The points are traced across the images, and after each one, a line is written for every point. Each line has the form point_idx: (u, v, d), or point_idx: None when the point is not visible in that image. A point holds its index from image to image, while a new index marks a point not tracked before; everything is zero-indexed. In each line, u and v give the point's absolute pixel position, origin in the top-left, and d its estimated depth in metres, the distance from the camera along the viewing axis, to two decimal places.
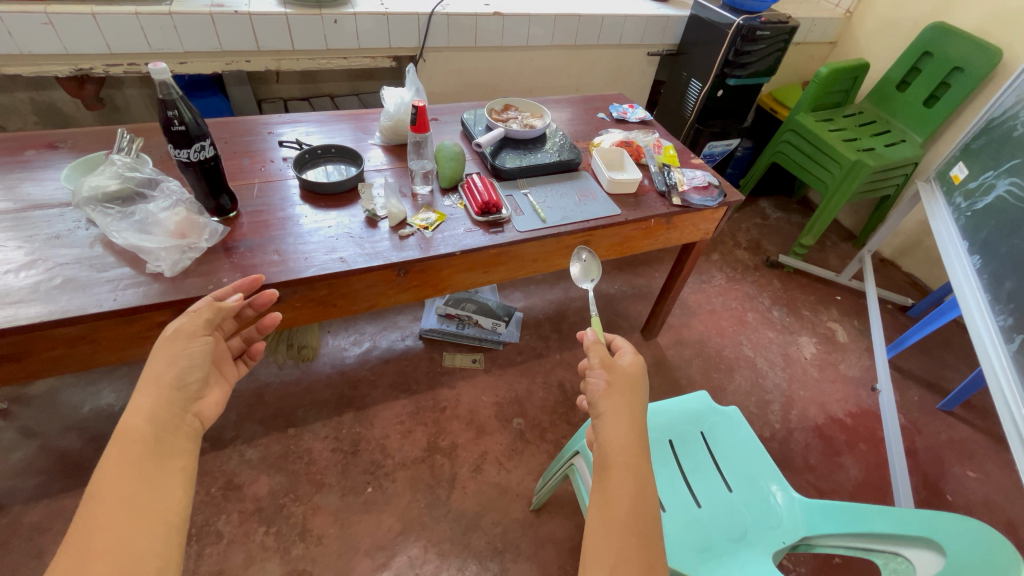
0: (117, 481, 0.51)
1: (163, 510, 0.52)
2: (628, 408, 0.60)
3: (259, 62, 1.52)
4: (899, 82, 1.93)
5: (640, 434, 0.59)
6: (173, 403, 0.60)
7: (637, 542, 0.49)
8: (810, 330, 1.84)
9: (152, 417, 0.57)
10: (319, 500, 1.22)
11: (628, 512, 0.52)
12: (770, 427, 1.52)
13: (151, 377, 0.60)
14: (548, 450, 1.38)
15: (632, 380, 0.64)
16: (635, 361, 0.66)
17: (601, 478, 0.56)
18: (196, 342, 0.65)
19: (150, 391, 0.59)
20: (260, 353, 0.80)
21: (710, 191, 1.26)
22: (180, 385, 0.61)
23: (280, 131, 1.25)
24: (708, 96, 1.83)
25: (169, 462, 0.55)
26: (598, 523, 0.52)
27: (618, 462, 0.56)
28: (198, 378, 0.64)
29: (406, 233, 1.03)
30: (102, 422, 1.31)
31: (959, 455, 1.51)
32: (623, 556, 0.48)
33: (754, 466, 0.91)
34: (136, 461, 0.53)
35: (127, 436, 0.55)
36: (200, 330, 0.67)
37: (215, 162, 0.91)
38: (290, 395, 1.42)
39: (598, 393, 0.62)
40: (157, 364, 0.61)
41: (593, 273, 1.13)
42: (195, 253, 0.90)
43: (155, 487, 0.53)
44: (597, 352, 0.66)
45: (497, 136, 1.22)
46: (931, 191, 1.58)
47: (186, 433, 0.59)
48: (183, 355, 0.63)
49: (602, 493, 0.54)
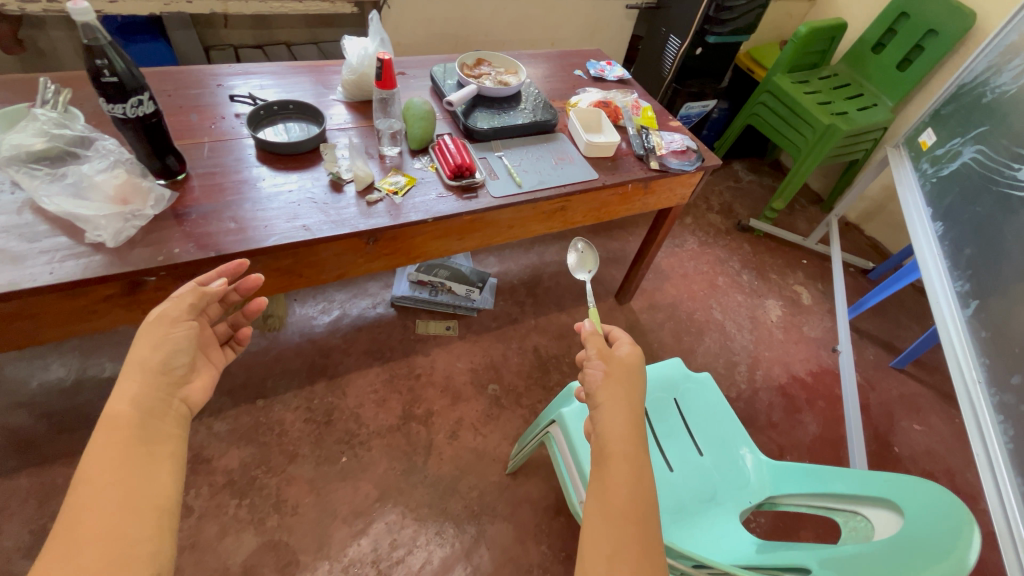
0: (105, 468, 0.51)
1: (153, 495, 0.51)
2: (625, 398, 0.63)
3: (204, 4, 1.35)
4: (874, 44, 1.91)
5: (636, 424, 0.62)
6: (157, 388, 0.58)
7: (634, 530, 0.52)
8: (777, 292, 1.89)
9: (138, 404, 0.56)
10: (294, 470, 1.20)
11: (626, 504, 0.54)
12: (737, 387, 1.58)
13: (134, 361, 0.58)
14: (523, 415, 1.40)
15: (629, 369, 0.67)
16: (632, 352, 0.70)
17: (599, 468, 0.58)
18: (180, 326, 0.62)
19: (133, 376, 0.57)
20: (248, 338, 0.77)
21: (688, 155, 1.23)
22: (166, 370, 0.60)
23: (231, 83, 1.14)
24: (687, 54, 1.78)
25: (157, 447, 0.55)
26: (595, 511, 0.54)
27: (616, 451, 0.58)
28: (184, 362, 0.62)
29: (373, 198, 0.97)
30: (54, 397, 1.24)
31: (907, 410, 1.61)
32: (619, 546, 0.51)
33: (725, 429, 0.93)
34: (125, 447, 0.53)
35: (113, 423, 0.54)
36: (183, 315, 0.64)
37: (157, 120, 0.82)
38: (257, 365, 1.37)
39: (597, 383, 0.65)
40: (141, 348, 0.59)
41: (590, 264, 1.10)
42: (141, 221, 0.82)
43: (144, 474, 0.52)
44: (595, 344, 0.68)
45: (469, 93, 1.15)
46: (899, 157, 1.60)
47: (172, 419, 0.59)
48: (167, 340, 0.61)
49: (600, 483, 0.57)
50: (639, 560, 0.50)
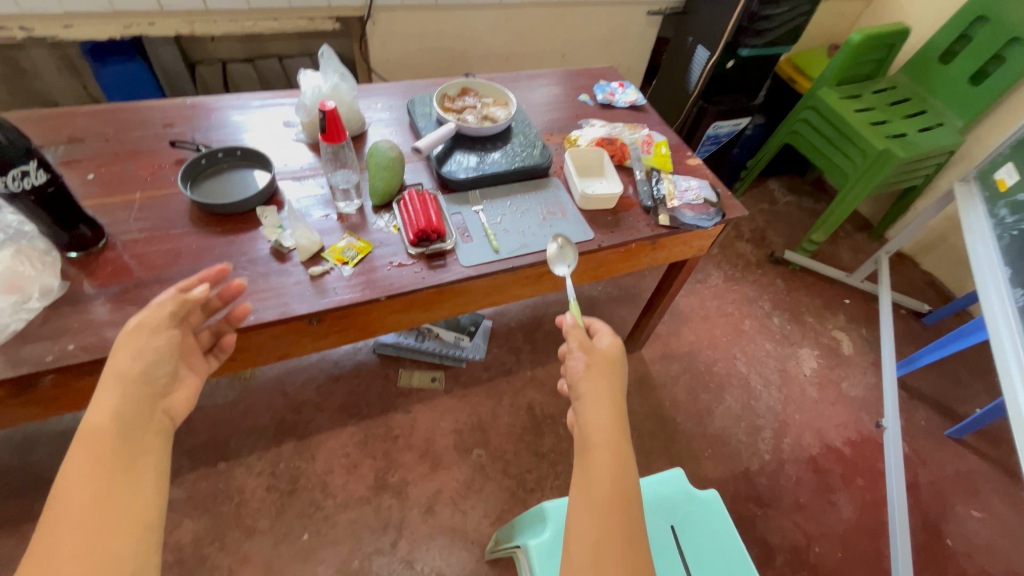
0: (81, 486, 0.45)
1: (138, 510, 0.46)
2: (610, 389, 0.60)
3: (168, 26, 1.23)
4: (943, 52, 1.63)
5: (621, 415, 0.58)
6: (140, 399, 0.52)
7: (620, 521, 0.50)
8: (812, 340, 1.66)
9: (118, 415, 0.50)
10: (249, 548, 1.10)
11: (612, 494, 0.52)
12: (758, 458, 1.38)
13: (112, 371, 0.52)
14: (510, 487, 1.25)
15: (611, 361, 0.63)
16: (613, 343, 0.65)
17: (582, 460, 0.55)
18: (161, 336, 0.56)
19: (110, 388, 0.51)
20: (232, 347, 0.69)
21: (705, 206, 1.04)
22: (148, 380, 0.54)
23: (181, 123, 1.01)
24: (716, 68, 1.55)
25: (140, 460, 0.49)
26: (580, 506, 0.51)
27: (600, 443, 0.55)
28: (167, 371, 0.56)
29: (319, 271, 0.82)
30: (7, 453, 1.16)
31: (964, 491, 1.38)
32: (605, 534, 0.49)
33: (734, 574, 0.75)
34: (104, 462, 0.47)
35: (90, 436, 0.48)
36: (164, 324, 0.58)
37: (55, 188, 0.70)
38: (223, 421, 1.27)
39: (578, 375, 0.61)
40: (119, 357, 0.53)
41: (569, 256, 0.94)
42: (31, 311, 0.70)
43: (127, 490, 0.47)
44: (576, 337, 0.64)
45: (446, 135, 0.99)
46: (970, 194, 1.35)
47: (157, 428, 0.53)
48: (148, 349, 0.55)
49: (584, 475, 0.54)
50: (624, 552, 0.48)
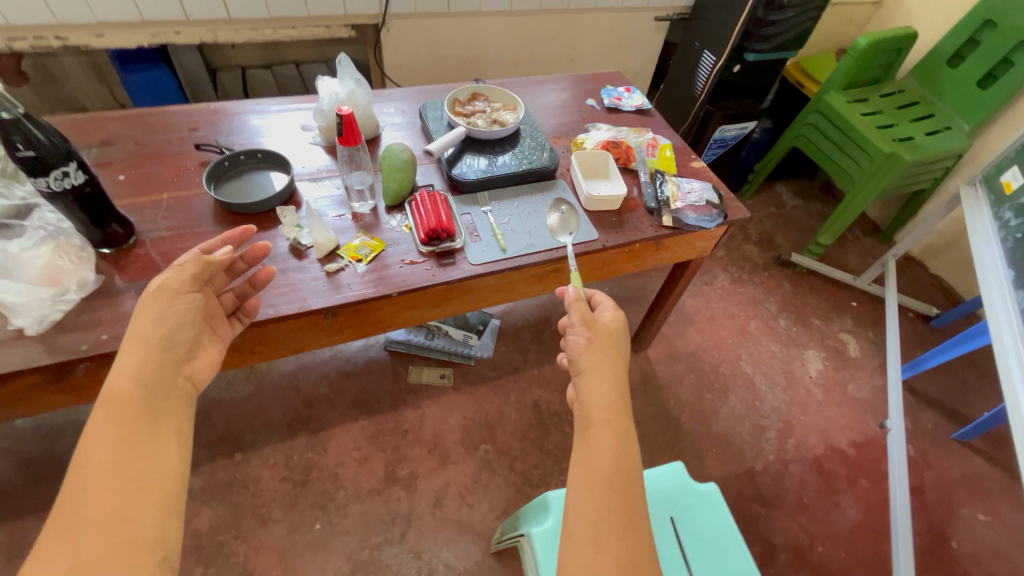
0: (108, 443, 0.49)
1: (159, 472, 0.49)
2: (609, 365, 0.63)
3: (193, 34, 1.29)
4: (951, 56, 1.63)
5: (620, 390, 0.61)
6: (161, 364, 0.56)
7: (619, 494, 0.52)
8: (819, 342, 1.67)
9: (141, 380, 0.54)
10: (263, 537, 1.14)
11: (611, 468, 0.54)
12: (763, 459, 1.39)
13: (135, 335, 0.56)
14: (516, 483, 1.28)
15: (612, 338, 0.67)
16: (615, 318, 0.69)
17: (583, 433, 0.58)
18: (181, 299, 0.60)
19: (133, 351, 0.55)
20: (256, 310, 0.76)
21: (708, 207, 1.06)
22: (170, 346, 0.58)
23: (206, 127, 1.07)
24: (723, 73, 1.57)
25: (162, 423, 0.53)
26: (579, 477, 0.54)
27: (600, 418, 0.58)
28: (188, 337, 0.60)
29: (334, 268, 0.86)
30: (36, 441, 1.22)
31: (971, 495, 1.38)
32: (604, 511, 0.51)
33: (731, 564, 0.77)
34: (128, 423, 0.51)
35: (116, 399, 0.52)
36: (186, 287, 0.62)
37: (92, 188, 0.75)
38: (239, 414, 1.31)
39: (580, 350, 0.65)
40: (143, 322, 0.57)
41: (572, 225, 1.00)
42: (68, 303, 0.75)
43: (149, 450, 0.50)
44: (579, 311, 0.69)
45: (456, 138, 1.02)
46: (976, 198, 1.36)
47: (178, 394, 0.57)
48: (170, 314, 0.59)
49: (584, 450, 0.56)
50: (622, 523, 0.50)
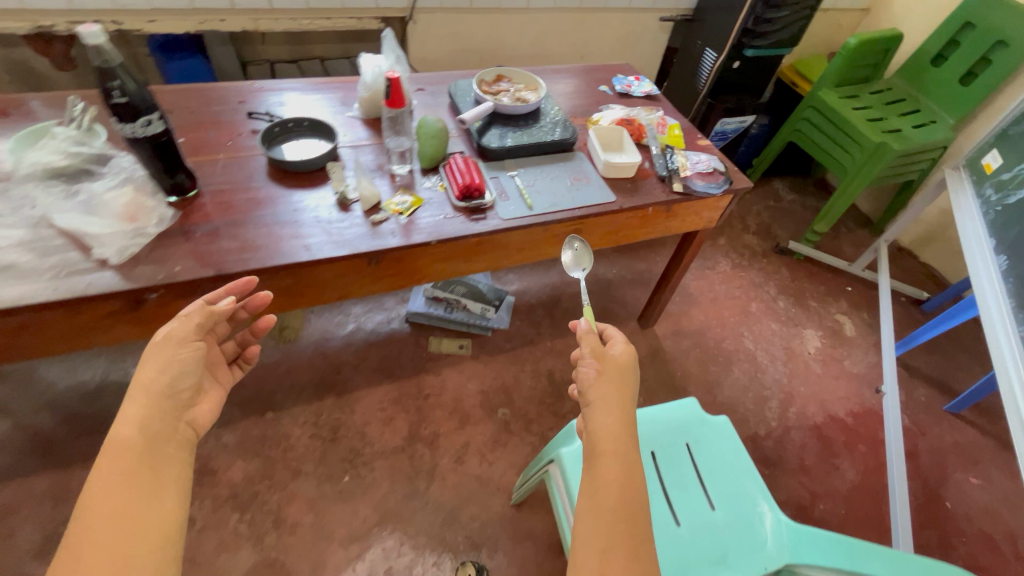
0: (112, 492, 0.49)
1: (160, 521, 0.49)
2: (617, 398, 0.63)
3: (236, 22, 1.39)
4: (934, 57, 1.76)
5: (629, 423, 0.61)
6: (163, 412, 0.56)
7: (627, 528, 0.52)
8: (816, 322, 1.76)
9: (144, 428, 0.54)
10: (296, 487, 1.20)
11: (619, 503, 0.54)
12: (766, 425, 1.46)
13: (139, 384, 0.56)
14: (532, 443, 1.34)
15: (622, 369, 0.66)
16: (626, 350, 0.69)
17: (590, 466, 0.58)
18: (187, 348, 0.60)
19: (137, 400, 0.55)
20: (257, 356, 0.75)
21: (714, 177, 1.16)
22: (172, 393, 0.58)
23: (254, 100, 1.16)
24: (723, 68, 1.69)
25: (163, 472, 0.53)
26: (587, 513, 0.53)
27: (608, 450, 0.58)
28: (191, 385, 0.60)
29: (379, 219, 0.95)
30: (78, 400, 1.28)
31: (963, 461, 1.45)
32: (609, 545, 0.51)
33: (741, 481, 0.85)
34: (131, 471, 0.51)
35: (118, 448, 0.52)
36: (190, 336, 0.61)
37: (168, 138, 0.83)
38: (270, 377, 1.38)
39: (589, 382, 0.64)
40: (146, 372, 0.57)
41: (586, 262, 1.02)
42: (145, 238, 0.83)
43: (151, 499, 0.50)
44: (590, 342, 0.67)
45: (485, 111, 1.12)
46: (959, 180, 1.47)
47: (180, 441, 0.57)
48: (175, 362, 0.59)
49: (591, 481, 0.56)
50: (630, 562, 0.50)
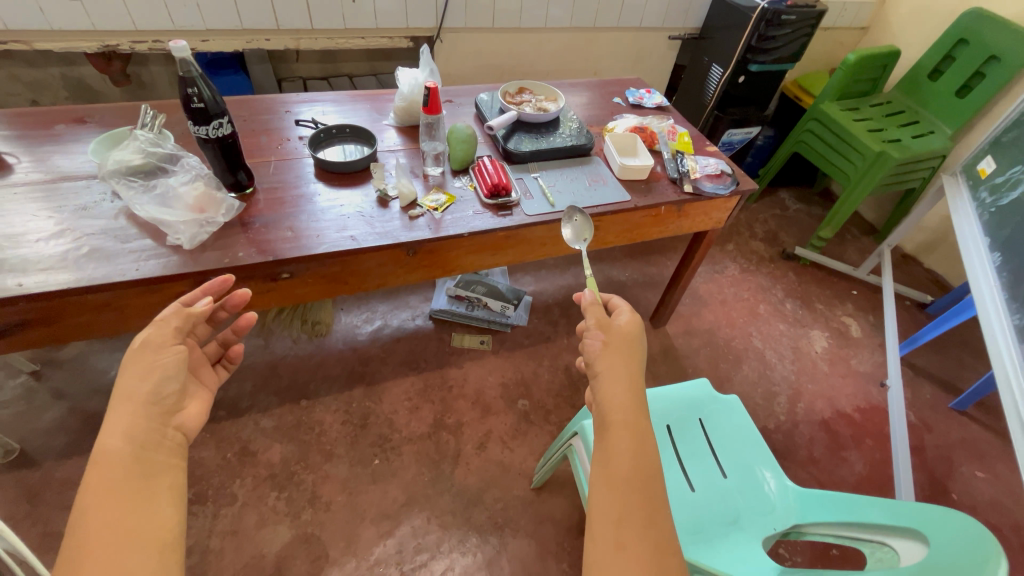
0: (104, 500, 0.50)
1: (156, 529, 0.50)
2: (624, 366, 0.67)
3: (279, 41, 1.52)
4: (931, 71, 1.85)
5: (636, 391, 0.65)
6: (148, 420, 0.57)
7: (640, 495, 0.55)
8: (823, 323, 1.82)
9: (130, 437, 0.55)
10: (329, 469, 1.27)
11: (630, 470, 0.57)
12: (775, 419, 1.52)
13: (123, 393, 0.58)
14: (551, 432, 1.41)
15: (628, 338, 0.70)
16: (631, 321, 0.73)
17: (602, 434, 0.62)
18: (166, 353, 0.63)
19: (124, 410, 0.56)
20: (239, 357, 0.80)
21: (722, 179, 1.25)
22: (157, 400, 0.59)
23: (299, 110, 1.27)
24: (729, 82, 1.79)
25: (154, 479, 0.54)
26: (600, 482, 0.57)
27: (617, 420, 0.62)
28: (175, 389, 0.62)
29: (416, 214, 1.05)
30: None
31: (969, 455, 1.49)
32: (626, 512, 0.54)
33: (750, 452, 0.92)
34: (121, 480, 0.52)
35: (107, 458, 0.53)
36: (170, 340, 0.65)
37: (234, 139, 0.94)
38: (304, 368, 1.47)
39: (596, 353, 0.69)
40: (129, 379, 0.59)
41: (586, 234, 1.09)
42: (212, 227, 0.93)
43: (143, 508, 0.51)
44: (594, 314, 0.72)
45: (510, 119, 1.22)
46: (956, 184, 1.55)
47: (169, 447, 0.58)
48: (157, 366, 0.61)
49: (604, 452, 0.59)
50: (644, 522, 0.53)
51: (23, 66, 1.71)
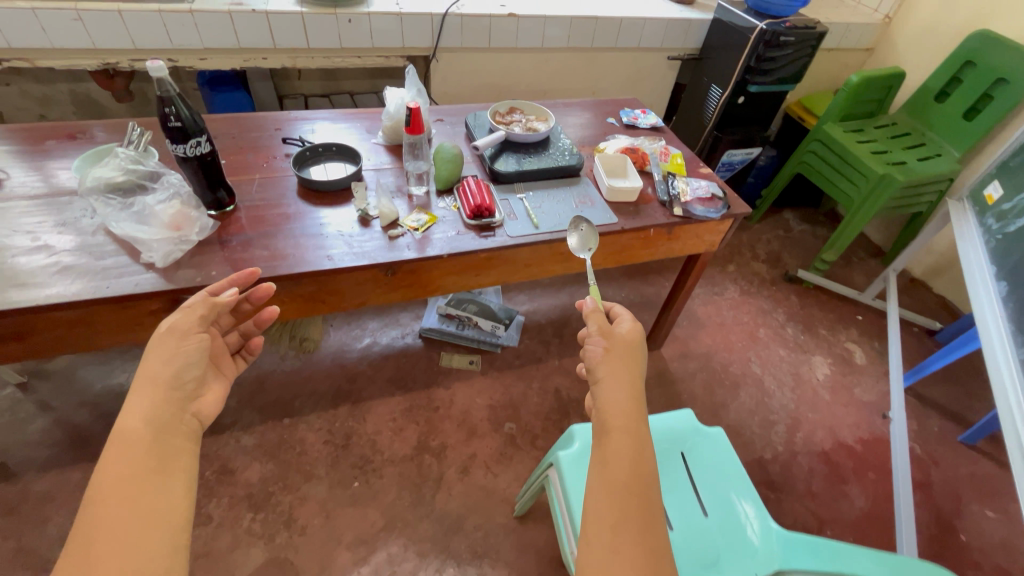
0: (122, 479, 0.50)
1: (169, 509, 0.51)
2: (627, 373, 0.65)
3: (276, 60, 1.54)
4: (938, 93, 1.81)
5: (638, 397, 0.63)
6: (167, 403, 0.58)
7: (637, 502, 0.53)
8: (825, 349, 1.76)
9: (149, 420, 0.56)
10: (308, 490, 1.25)
11: (629, 475, 0.55)
12: (772, 449, 1.46)
13: (145, 376, 0.59)
14: (537, 457, 1.37)
15: (630, 347, 0.69)
16: (632, 329, 0.71)
17: (601, 440, 0.59)
18: (190, 340, 0.64)
19: (145, 391, 0.58)
20: (259, 349, 0.80)
21: (713, 202, 1.22)
22: (176, 385, 0.60)
23: (288, 128, 1.28)
24: (729, 102, 1.77)
25: (171, 461, 0.54)
26: (599, 486, 0.54)
27: (617, 426, 0.59)
28: (195, 376, 0.63)
29: (396, 234, 1.03)
30: (113, 400, 1.37)
31: (979, 493, 1.42)
32: (623, 517, 0.52)
33: (734, 489, 0.88)
34: (137, 461, 0.52)
35: (124, 439, 0.53)
36: (194, 328, 0.65)
37: (213, 158, 0.94)
38: (289, 385, 1.45)
39: (597, 359, 0.67)
40: (152, 363, 0.60)
41: (592, 243, 1.08)
42: (187, 245, 0.92)
43: (158, 488, 0.52)
44: (596, 321, 0.70)
45: (497, 139, 1.21)
46: (962, 211, 1.50)
47: (185, 432, 0.58)
48: (179, 354, 0.62)
49: (601, 457, 0.57)
50: (641, 530, 0.51)
51: (33, 82, 1.76)
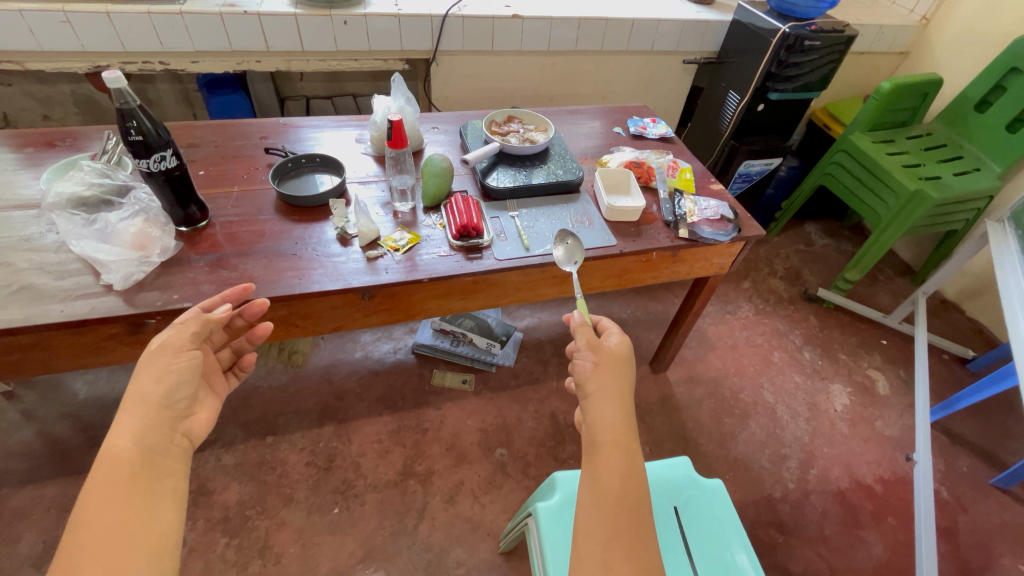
0: (107, 506, 0.47)
1: (155, 533, 0.47)
2: (617, 387, 0.60)
3: (270, 62, 1.49)
4: (978, 101, 1.67)
5: (629, 411, 0.58)
6: (159, 423, 0.54)
7: (630, 518, 0.50)
8: (845, 377, 1.64)
9: (140, 440, 0.52)
10: (286, 515, 1.19)
11: (620, 491, 0.51)
12: (782, 486, 1.36)
13: (135, 395, 0.54)
14: (528, 487, 1.30)
15: (620, 361, 0.63)
16: (622, 342, 0.65)
17: (590, 457, 0.55)
18: (183, 357, 0.58)
19: (135, 410, 0.53)
20: (251, 365, 0.74)
21: (722, 224, 1.12)
22: (168, 404, 0.56)
23: (275, 136, 1.22)
24: (747, 110, 1.66)
25: (160, 483, 0.51)
26: (589, 503, 0.51)
27: (607, 441, 0.55)
28: (188, 395, 0.58)
29: (375, 255, 0.97)
30: (96, 412, 1.34)
31: (1012, 544, 1.29)
32: (615, 534, 0.48)
33: (733, 554, 0.79)
34: (125, 484, 0.48)
35: (112, 461, 0.49)
36: (186, 344, 0.60)
37: (181, 172, 0.89)
38: (275, 402, 1.40)
39: (586, 374, 0.61)
40: (143, 381, 0.55)
41: (578, 256, 1.01)
42: (149, 266, 0.87)
43: (145, 512, 0.48)
44: (584, 335, 0.64)
45: (491, 151, 1.14)
46: (1003, 233, 1.37)
47: (176, 452, 0.54)
48: (170, 371, 0.57)
49: (591, 473, 0.53)
50: (634, 548, 0.48)
51: (35, 83, 1.75)
